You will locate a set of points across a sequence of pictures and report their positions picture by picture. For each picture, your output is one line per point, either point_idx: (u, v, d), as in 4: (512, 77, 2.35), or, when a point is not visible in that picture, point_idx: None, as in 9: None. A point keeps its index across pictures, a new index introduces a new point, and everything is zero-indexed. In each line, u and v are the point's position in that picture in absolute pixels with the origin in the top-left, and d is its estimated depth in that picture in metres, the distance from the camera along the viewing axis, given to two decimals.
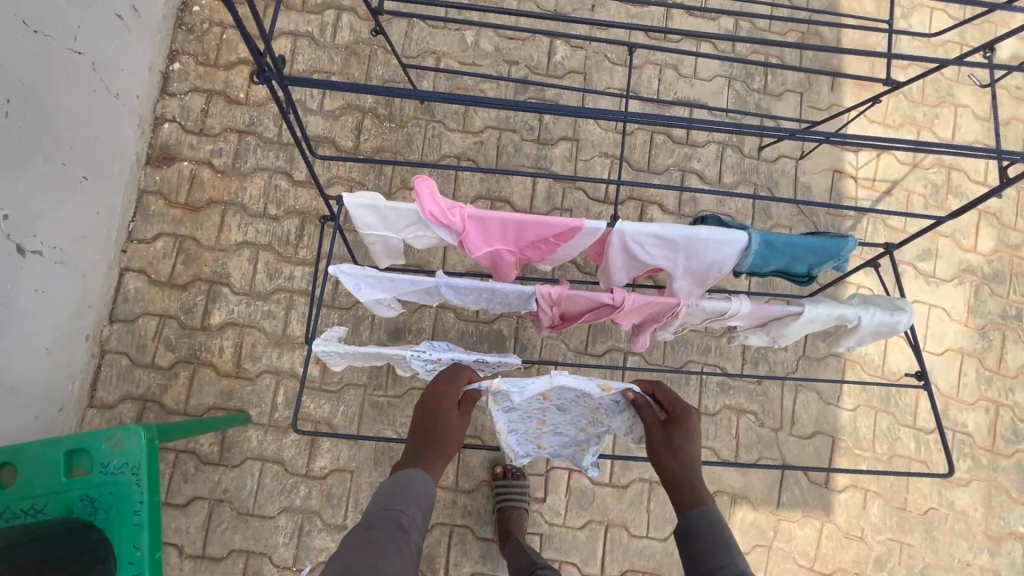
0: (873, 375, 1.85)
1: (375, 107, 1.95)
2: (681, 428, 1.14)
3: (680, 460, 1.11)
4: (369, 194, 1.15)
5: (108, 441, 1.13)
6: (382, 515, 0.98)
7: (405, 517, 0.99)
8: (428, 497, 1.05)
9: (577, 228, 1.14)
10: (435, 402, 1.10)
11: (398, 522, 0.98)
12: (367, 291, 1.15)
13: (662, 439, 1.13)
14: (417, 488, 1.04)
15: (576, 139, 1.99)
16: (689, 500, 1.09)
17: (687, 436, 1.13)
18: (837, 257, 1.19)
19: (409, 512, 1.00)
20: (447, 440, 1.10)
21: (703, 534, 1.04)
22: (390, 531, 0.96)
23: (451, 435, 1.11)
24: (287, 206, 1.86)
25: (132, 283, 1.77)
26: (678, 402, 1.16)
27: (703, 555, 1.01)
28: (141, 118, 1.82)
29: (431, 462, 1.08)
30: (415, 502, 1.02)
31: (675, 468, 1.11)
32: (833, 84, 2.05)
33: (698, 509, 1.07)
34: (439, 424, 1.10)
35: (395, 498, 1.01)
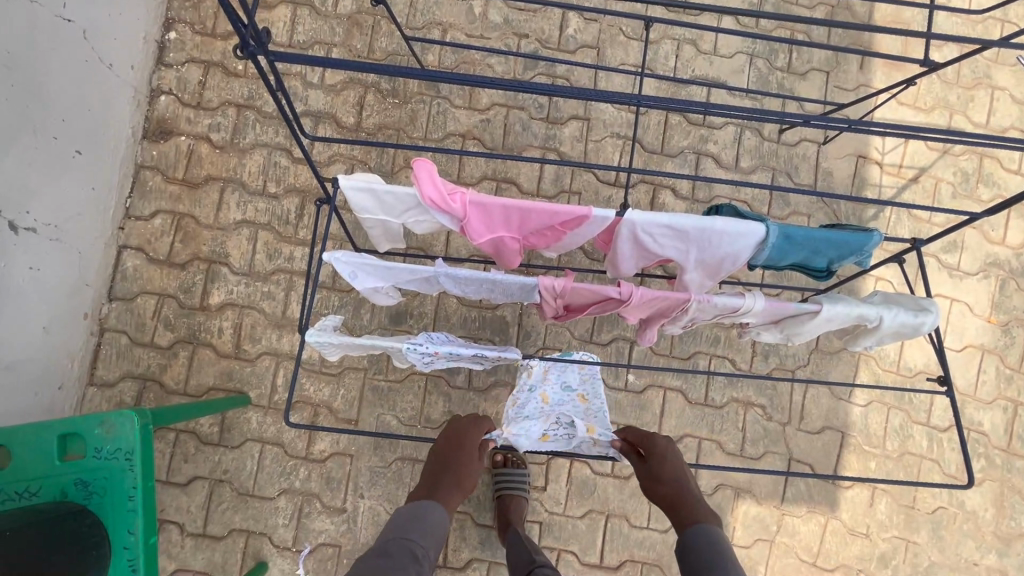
0: (887, 370, 1.79)
1: (378, 82, 1.87)
2: (659, 456, 1.24)
3: (667, 486, 1.21)
4: (367, 177, 1.10)
5: (101, 426, 1.11)
6: (398, 544, 1.08)
7: (419, 550, 1.08)
8: (440, 533, 1.14)
9: (585, 217, 1.08)
10: (455, 441, 1.26)
11: (413, 553, 1.07)
12: (363, 279, 1.11)
13: (644, 471, 1.24)
14: (432, 521, 1.14)
15: (587, 119, 1.90)
16: (686, 520, 1.16)
17: (666, 463, 1.23)
18: (859, 252, 1.12)
19: (423, 545, 1.09)
20: (464, 478, 1.21)
21: (702, 552, 1.10)
22: (405, 561, 1.05)
23: (470, 474, 1.23)
24: (287, 184, 1.81)
25: (130, 261, 1.74)
26: (648, 437, 1.28)
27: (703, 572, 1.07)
28: (136, 90, 1.77)
29: (448, 497, 1.18)
30: (430, 535, 1.12)
31: (667, 494, 1.20)
32: (862, 63, 1.94)
33: (694, 528, 1.13)
34: (459, 460, 1.22)
35: (411, 527, 1.11)
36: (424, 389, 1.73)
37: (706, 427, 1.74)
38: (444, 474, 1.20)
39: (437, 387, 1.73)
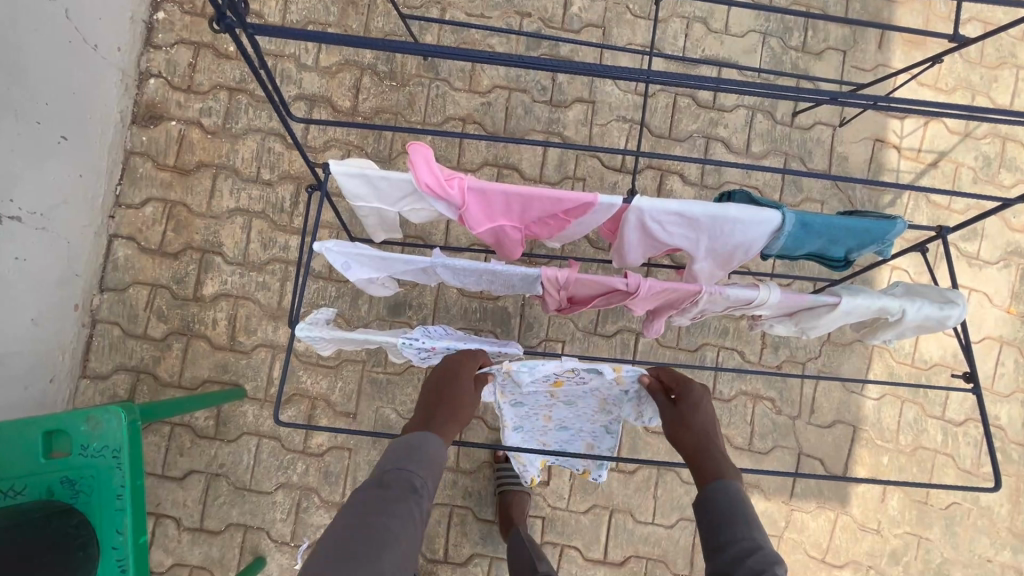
0: (901, 362, 1.74)
1: (375, 64, 1.80)
2: (692, 402, 1.05)
3: (694, 435, 1.04)
4: (359, 162, 1.03)
5: (87, 422, 1.07)
6: (393, 478, 0.93)
7: (417, 482, 0.94)
8: (439, 462, 0.98)
9: (590, 203, 1.02)
10: (449, 370, 1.01)
11: (410, 486, 0.93)
12: (357, 270, 1.05)
13: (672, 416, 1.05)
14: (428, 452, 0.97)
15: (592, 102, 1.83)
16: (709, 473, 1.01)
17: (697, 411, 1.05)
18: (880, 241, 1.06)
19: (421, 476, 0.95)
20: (461, 410, 1.00)
21: (722, 511, 0.97)
22: (403, 494, 0.91)
23: (468, 405, 1.01)
24: (281, 170, 1.75)
25: (121, 250, 1.69)
26: (684, 380, 1.07)
27: (719, 532, 0.95)
28: (124, 72, 1.70)
29: (444, 428, 1.00)
30: (427, 467, 0.96)
31: (691, 442, 1.04)
32: (881, 42, 1.85)
33: (719, 484, 0.99)
34: (452, 391, 0.99)
35: (405, 458, 0.95)
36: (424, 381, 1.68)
37: None
38: (437, 407, 0.99)
39: None
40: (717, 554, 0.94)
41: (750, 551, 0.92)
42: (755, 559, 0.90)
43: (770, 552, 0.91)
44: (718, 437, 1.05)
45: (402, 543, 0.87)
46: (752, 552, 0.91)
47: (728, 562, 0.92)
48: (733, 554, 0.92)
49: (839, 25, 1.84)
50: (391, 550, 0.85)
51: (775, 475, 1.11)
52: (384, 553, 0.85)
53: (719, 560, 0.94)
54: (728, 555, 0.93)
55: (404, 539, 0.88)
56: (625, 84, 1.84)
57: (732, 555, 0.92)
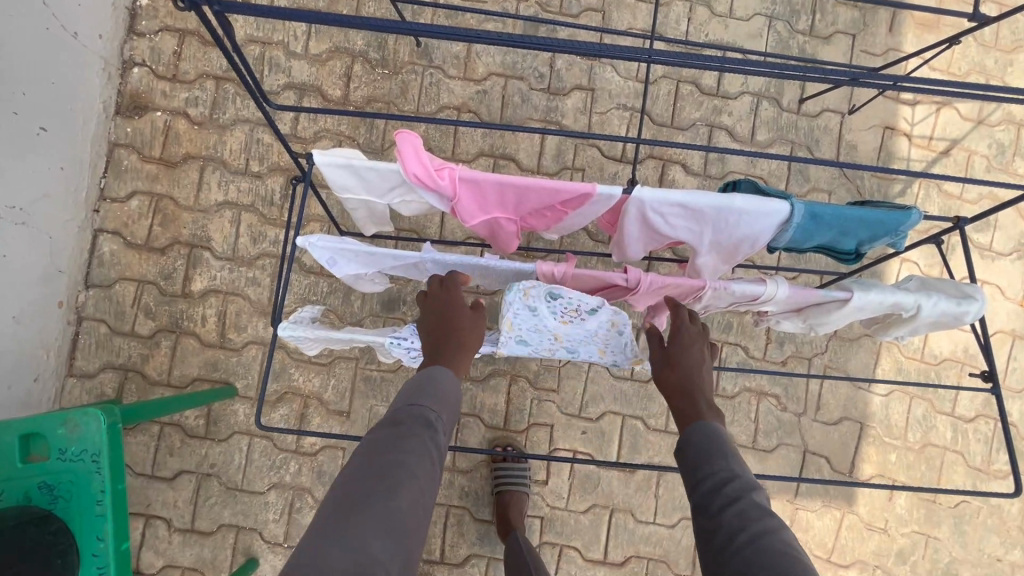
0: (910, 357, 1.69)
1: (366, 51, 1.74)
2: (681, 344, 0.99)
3: (678, 375, 0.98)
4: (345, 152, 0.98)
5: (65, 425, 1.03)
6: (405, 414, 0.88)
7: (431, 416, 0.89)
8: (454, 397, 0.94)
9: (588, 194, 0.96)
10: (439, 304, 0.98)
11: (424, 421, 0.88)
12: (344, 266, 1.00)
13: (660, 357, 1.01)
14: (441, 385, 0.93)
15: (591, 89, 1.77)
16: (688, 412, 0.96)
17: (685, 353, 0.99)
18: (894, 233, 1.01)
19: (434, 410, 0.90)
20: (468, 339, 0.98)
21: (701, 448, 0.91)
22: (415, 429, 0.86)
23: (473, 331, 0.99)
24: (271, 162, 1.70)
25: (107, 245, 1.65)
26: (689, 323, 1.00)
27: (697, 467, 0.90)
28: (106, 61, 1.64)
29: (454, 361, 0.96)
30: (441, 400, 0.91)
31: (672, 383, 0.98)
32: (892, 25, 1.78)
33: (696, 423, 0.94)
34: (451, 317, 0.97)
35: (416, 395, 0.91)
36: None
37: None
38: (441, 338, 0.97)
39: None
40: (694, 490, 0.89)
41: (727, 481, 0.86)
42: (733, 489, 0.85)
43: (748, 482, 0.87)
44: (704, 377, 0.99)
45: (419, 479, 0.82)
46: (730, 481, 0.86)
47: (705, 494, 0.86)
48: (711, 486, 0.87)
49: (849, 8, 1.77)
50: (407, 485, 0.80)
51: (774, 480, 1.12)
52: (400, 489, 0.79)
53: (696, 496, 0.88)
54: (704, 489, 0.87)
55: (422, 475, 0.82)
56: (626, 71, 1.78)
57: (710, 488, 0.86)
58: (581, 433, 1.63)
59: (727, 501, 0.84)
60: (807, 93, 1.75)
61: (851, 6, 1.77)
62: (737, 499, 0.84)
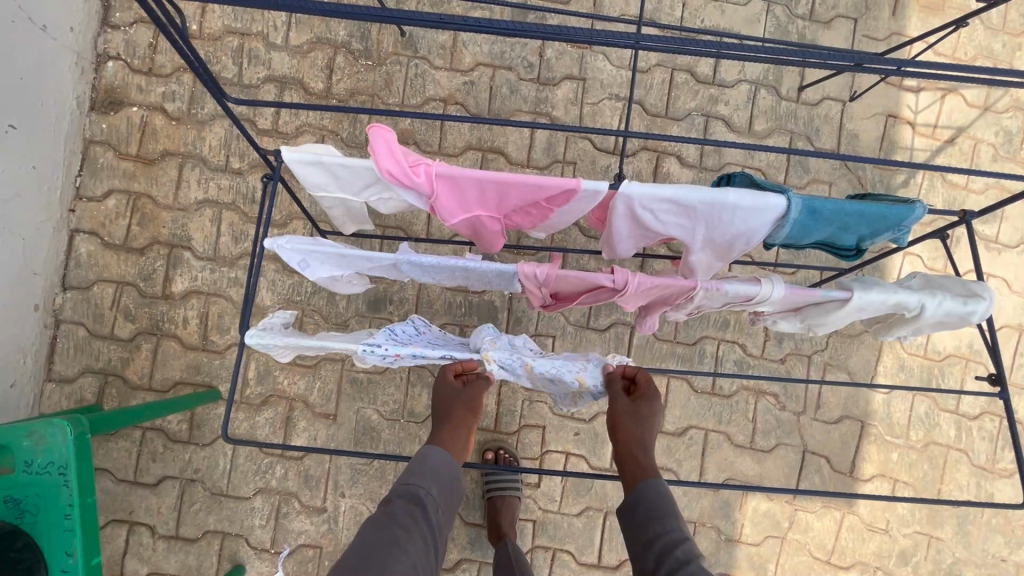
0: (913, 354, 1.64)
1: (349, 41, 1.68)
2: (650, 401, 1.01)
3: (639, 428, 1.00)
4: (316, 148, 0.93)
5: (29, 437, 0.99)
6: (396, 493, 0.93)
7: (421, 493, 0.93)
8: (449, 474, 0.98)
9: (573, 190, 0.91)
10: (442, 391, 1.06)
11: (414, 499, 0.93)
12: (317, 270, 0.95)
13: (626, 408, 1.00)
14: (431, 462, 0.98)
15: (583, 79, 1.71)
16: (645, 468, 0.98)
17: (641, 409, 1.00)
18: (897, 228, 0.95)
19: (424, 487, 0.94)
20: (459, 415, 1.03)
21: (654, 507, 0.93)
22: (404, 507, 0.91)
23: (464, 409, 1.04)
24: (251, 158, 1.64)
25: (84, 246, 1.60)
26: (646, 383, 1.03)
27: (647, 528, 0.92)
28: (79, 55, 1.59)
29: (446, 438, 1.02)
30: (431, 476, 0.96)
31: (633, 435, 1.00)
32: (895, 8, 1.71)
33: (647, 480, 0.96)
34: (442, 392, 1.06)
35: (407, 473, 0.96)
36: (407, 380, 1.60)
37: (713, 418, 1.60)
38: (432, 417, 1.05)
39: (421, 378, 1.60)
40: (644, 553, 0.90)
41: (677, 542, 0.88)
42: (682, 551, 0.86)
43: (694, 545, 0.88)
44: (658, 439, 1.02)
45: (411, 554, 0.86)
46: (679, 542, 0.88)
47: (656, 555, 0.88)
48: (660, 548, 0.88)
49: None
50: (398, 560, 0.84)
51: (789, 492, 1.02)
52: (392, 563, 0.83)
53: (647, 558, 0.90)
54: (654, 550, 0.89)
55: (415, 551, 0.87)
56: (618, 59, 1.72)
57: (658, 550, 0.88)
58: (573, 435, 1.59)
59: (675, 564, 0.85)
60: (807, 80, 1.69)
61: None
62: (686, 563, 0.86)
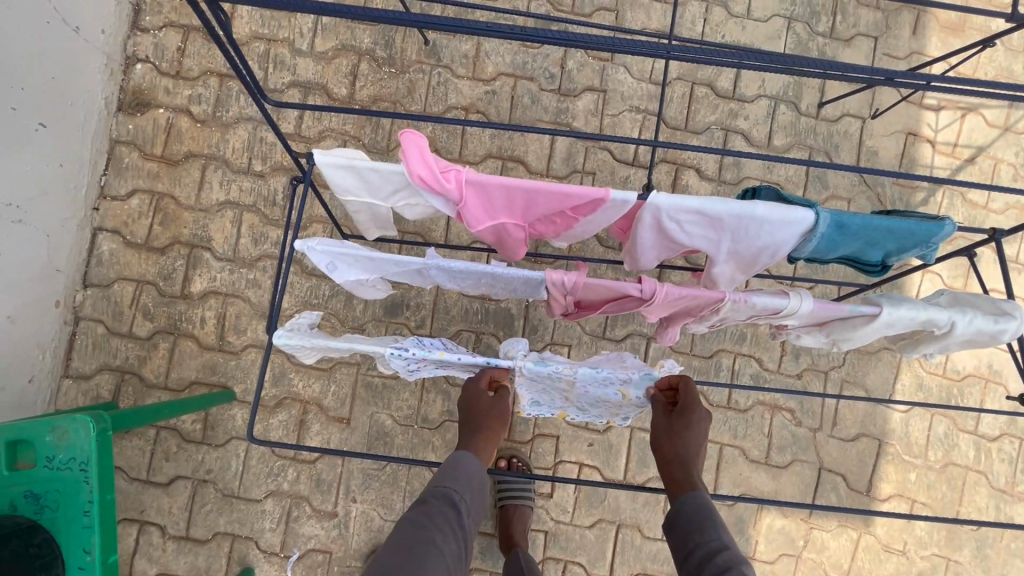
0: (932, 373, 1.63)
1: (373, 49, 1.70)
2: (687, 419, 0.97)
3: (678, 445, 0.98)
4: (347, 152, 0.94)
5: (53, 432, 0.99)
6: (432, 494, 0.93)
7: (455, 496, 0.93)
8: (480, 480, 0.98)
9: (602, 199, 0.91)
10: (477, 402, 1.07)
11: (449, 502, 0.92)
12: (344, 272, 0.96)
13: (663, 424, 0.99)
14: (464, 468, 0.97)
15: (603, 90, 1.72)
16: (682, 482, 0.96)
17: (682, 427, 0.97)
18: (925, 245, 0.95)
19: (458, 491, 0.94)
20: (490, 425, 1.04)
21: (692, 521, 0.91)
22: (439, 510, 0.90)
23: (495, 418, 1.05)
24: (274, 161, 1.66)
25: (107, 244, 1.62)
26: (696, 402, 0.97)
27: (687, 539, 0.90)
28: (109, 57, 1.62)
29: (476, 444, 1.02)
30: (465, 481, 0.96)
31: (670, 451, 0.98)
32: (916, 27, 1.72)
33: (687, 494, 0.94)
34: (470, 400, 1.07)
35: (441, 477, 0.96)
36: (422, 386, 1.60)
37: (729, 433, 1.59)
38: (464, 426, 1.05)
39: (435, 384, 1.60)
40: (685, 562, 0.89)
41: (716, 552, 0.86)
42: (721, 559, 0.85)
43: (738, 553, 0.86)
44: (701, 456, 0.99)
45: (446, 555, 0.86)
46: (720, 551, 0.86)
47: (696, 565, 0.86)
48: (700, 558, 0.87)
49: (870, 9, 1.72)
50: (436, 559, 0.84)
51: (820, 507, 1.01)
52: (428, 561, 0.83)
53: (687, 568, 0.88)
54: (694, 560, 0.87)
55: (449, 554, 0.87)
56: (639, 72, 1.73)
57: (699, 559, 0.87)
58: (587, 445, 1.58)
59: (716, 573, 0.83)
60: (827, 96, 1.70)
61: (873, 7, 1.72)
62: (727, 570, 0.83)
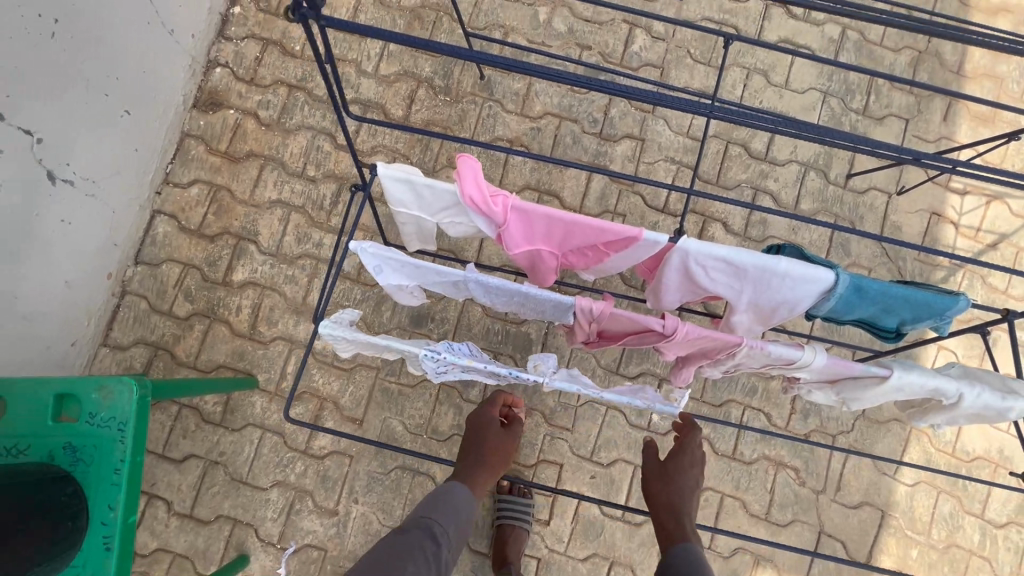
0: (941, 451, 1.63)
1: (432, 77, 1.84)
2: (680, 463, 1.13)
3: (671, 492, 1.11)
4: (406, 168, 1.02)
5: (99, 390, 1.06)
6: (416, 523, 1.05)
7: (437, 527, 1.05)
8: (464, 515, 1.10)
9: (633, 238, 0.98)
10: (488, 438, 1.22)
11: (430, 533, 1.03)
12: (388, 275, 1.03)
13: (657, 469, 1.15)
14: (453, 501, 1.10)
15: (641, 139, 1.82)
16: (674, 532, 1.07)
17: (677, 476, 1.12)
18: (938, 317, 1.00)
19: (440, 524, 1.05)
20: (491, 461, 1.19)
21: (680, 571, 1.01)
22: (420, 539, 1.01)
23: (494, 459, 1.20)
24: (327, 169, 1.78)
25: (162, 227, 1.73)
26: (688, 447, 1.15)
27: None
28: (194, 60, 1.77)
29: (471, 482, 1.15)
30: (451, 513, 1.08)
31: (663, 499, 1.11)
32: (947, 114, 1.80)
33: (680, 543, 1.04)
34: (483, 434, 1.23)
35: (429, 508, 1.08)
36: (436, 397, 1.65)
37: (731, 483, 1.60)
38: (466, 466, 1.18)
39: (449, 397, 1.64)
40: None
41: None
42: None
43: None
44: (693, 509, 1.10)
45: None
46: None
47: None
48: None
49: (904, 93, 1.81)
50: None
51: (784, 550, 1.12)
52: None
53: None
54: None
55: None
56: (677, 125, 1.82)
57: None
58: (589, 477, 1.61)
59: None
60: (855, 169, 1.77)
61: (906, 92, 1.81)
62: None
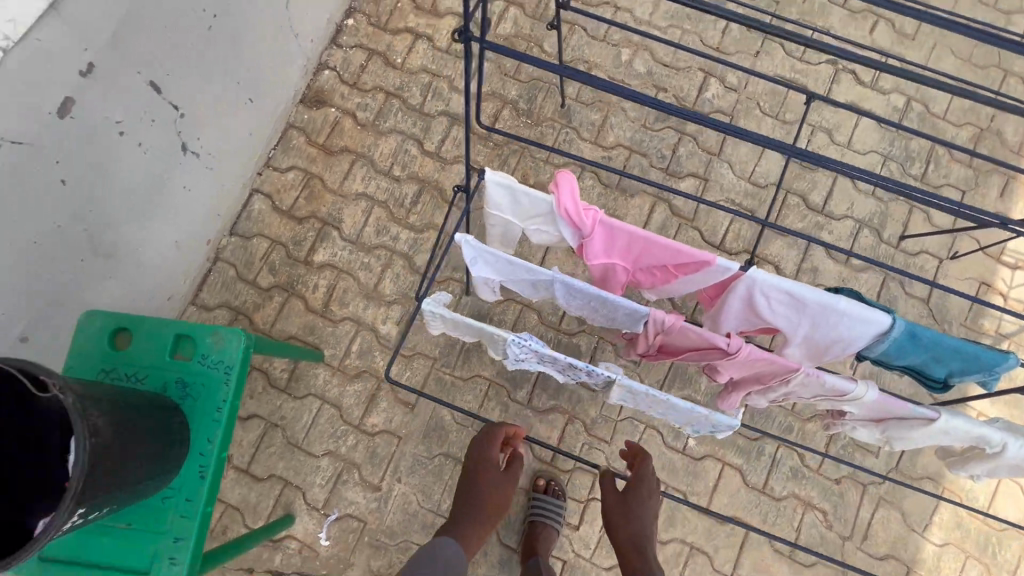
0: (972, 515, 1.65)
1: (517, 100, 2.00)
2: (637, 493, 1.31)
3: (631, 525, 1.28)
4: (507, 175, 1.15)
5: (213, 335, 1.20)
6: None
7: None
8: (452, 562, 1.21)
9: (706, 263, 1.09)
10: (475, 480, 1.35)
11: None
12: (480, 267, 1.16)
13: (617, 502, 1.31)
14: (441, 553, 1.22)
15: (705, 179, 1.93)
16: (639, 562, 1.24)
17: (631, 508, 1.30)
18: (988, 372, 1.06)
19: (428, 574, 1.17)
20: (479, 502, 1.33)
21: None
22: None
23: (480, 506, 1.32)
24: (411, 171, 1.94)
25: (258, 204, 1.90)
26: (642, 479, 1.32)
27: None
28: (308, 61, 1.97)
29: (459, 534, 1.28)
30: (440, 561, 1.20)
31: (625, 533, 1.27)
32: (1004, 190, 1.88)
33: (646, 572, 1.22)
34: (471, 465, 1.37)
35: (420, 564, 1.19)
36: (485, 393, 1.74)
37: (759, 516, 1.64)
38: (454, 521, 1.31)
39: (497, 395, 1.74)
40: None
41: None
42: None
43: None
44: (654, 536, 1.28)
45: None
46: None
47: None
48: None
49: (963, 166, 1.89)
50: None
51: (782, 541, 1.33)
52: None
53: None
54: None
55: None
56: (740, 170, 1.94)
57: None
58: None
59: None
60: (908, 231, 1.85)
61: (965, 164, 1.89)
62: None
